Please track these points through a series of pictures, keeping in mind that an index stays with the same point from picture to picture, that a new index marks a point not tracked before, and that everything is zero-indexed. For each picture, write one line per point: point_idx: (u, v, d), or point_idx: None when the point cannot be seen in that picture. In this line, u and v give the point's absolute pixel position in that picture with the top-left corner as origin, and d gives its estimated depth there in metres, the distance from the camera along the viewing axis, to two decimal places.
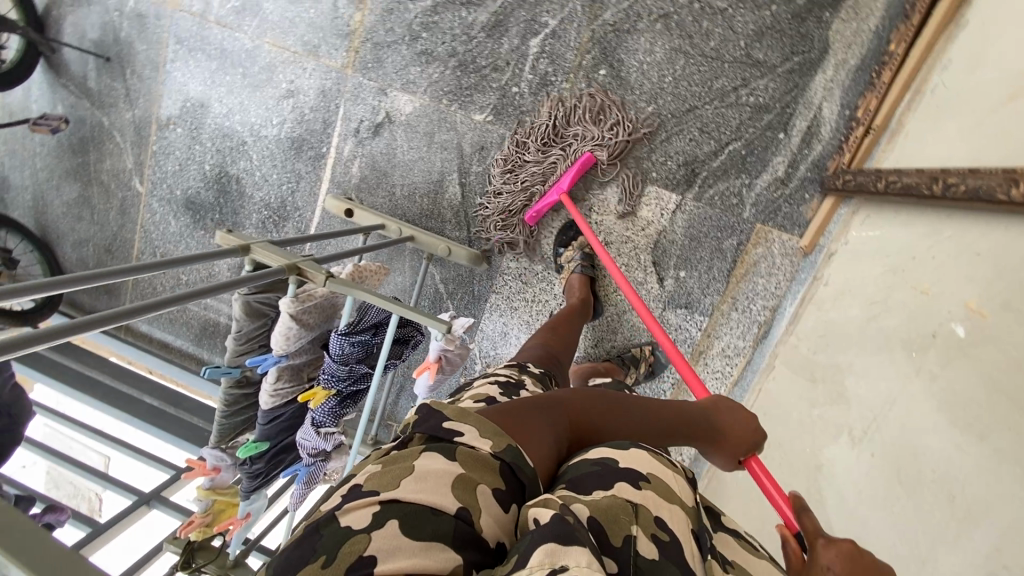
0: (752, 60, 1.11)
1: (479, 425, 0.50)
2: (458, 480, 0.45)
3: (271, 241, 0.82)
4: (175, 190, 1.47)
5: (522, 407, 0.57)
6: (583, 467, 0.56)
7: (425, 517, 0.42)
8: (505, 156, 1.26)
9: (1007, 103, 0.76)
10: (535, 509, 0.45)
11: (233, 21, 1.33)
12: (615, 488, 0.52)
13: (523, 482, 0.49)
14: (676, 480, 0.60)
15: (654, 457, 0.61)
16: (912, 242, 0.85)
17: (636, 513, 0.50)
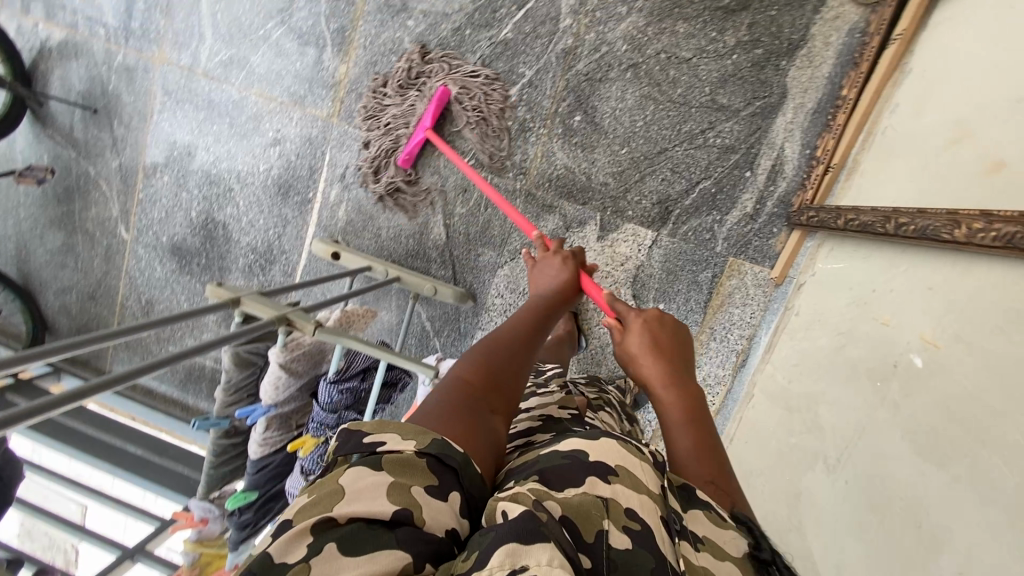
0: (716, 104, 1.18)
1: (400, 431, 0.52)
2: (390, 487, 0.46)
3: (260, 292, 0.84)
4: (161, 237, 1.48)
5: (448, 407, 0.59)
6: (554, 462, 0.59)
7: (362, 533, 0.43)
8: (365, 103, 1.31)
9: (949, 147, 0.83)
10: (503, 502, 0.49)
11: (221, 74, 1.37)
12: (585, 486, 0.54)
13: (454, 467, 0.50)
14: (643, 468, 0.60)
15: (624, 447, 0.61)
16: (873, 275, 0.90)
17: (606, 507, 0.53)
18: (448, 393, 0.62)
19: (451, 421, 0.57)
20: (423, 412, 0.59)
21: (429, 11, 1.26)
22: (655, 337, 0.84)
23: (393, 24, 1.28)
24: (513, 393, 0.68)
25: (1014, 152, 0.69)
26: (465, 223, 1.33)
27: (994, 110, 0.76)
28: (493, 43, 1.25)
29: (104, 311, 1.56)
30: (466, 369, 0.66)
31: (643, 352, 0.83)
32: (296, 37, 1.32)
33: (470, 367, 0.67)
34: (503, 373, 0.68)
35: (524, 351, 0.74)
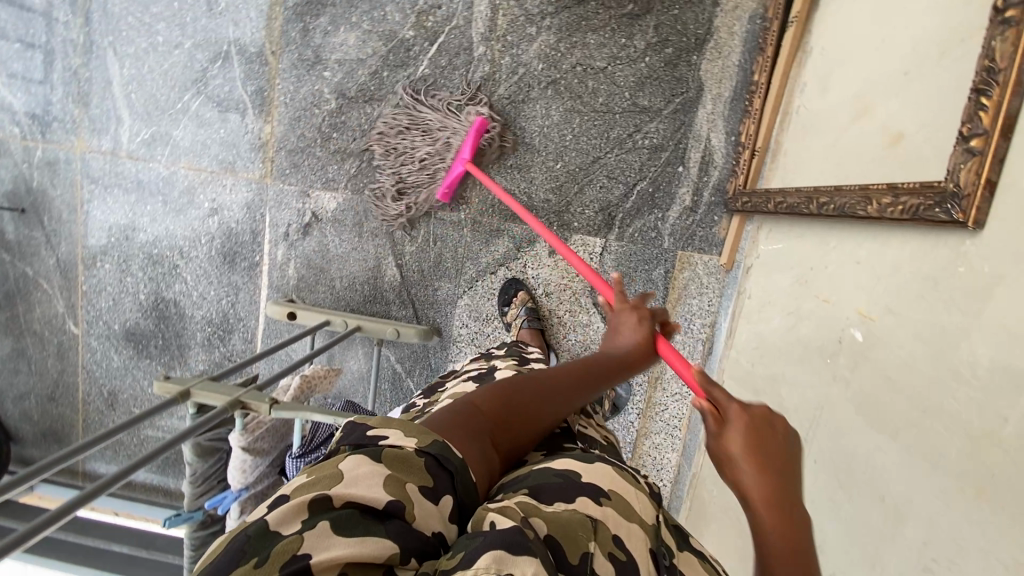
0: (639, 107, 1.21)
1: (404, 427, 0.51)
2: (387, 477, 0.46)
3: (211, 377, 0.83)
4: (113, 325, 1.44)
5: (454, 420, 0.58)
6: (547, 477, 0.59)
7: (357, 518, 0.42)
8: (387, 134, 1.27)
9: (855, 122, 0.86)
10: (492, 514, 0.48)
11: (146, 153, 1.34)
12: (575, 504, 0.55)
13: (451, 471, 0.50)
14: (638, 497, 0.62)
15: (618, 473, 0.64)
16: (808, 254, 0.93)
17: (595, 529, 0.52)
18: (459, 409, 0.61)
19: (453, 433, 0.55)
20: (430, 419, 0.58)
21: (343, 59, 1.25)
22: (762, 440, 0.55)
23: (310, 78, 1.27)
24: (515, 438, 0.64)
25: (911, 123, 0.72)
26: (417, 260, 1.33)
27: (888, 82, 0.79)
28: (413, 81, 1.25)
29: (67, 410, 1.51)
30: (486, 396, 0.65)
31: (743, 456, 0.54)
32: (215, 105, 1.30)
33: (490, 396, 0.65)
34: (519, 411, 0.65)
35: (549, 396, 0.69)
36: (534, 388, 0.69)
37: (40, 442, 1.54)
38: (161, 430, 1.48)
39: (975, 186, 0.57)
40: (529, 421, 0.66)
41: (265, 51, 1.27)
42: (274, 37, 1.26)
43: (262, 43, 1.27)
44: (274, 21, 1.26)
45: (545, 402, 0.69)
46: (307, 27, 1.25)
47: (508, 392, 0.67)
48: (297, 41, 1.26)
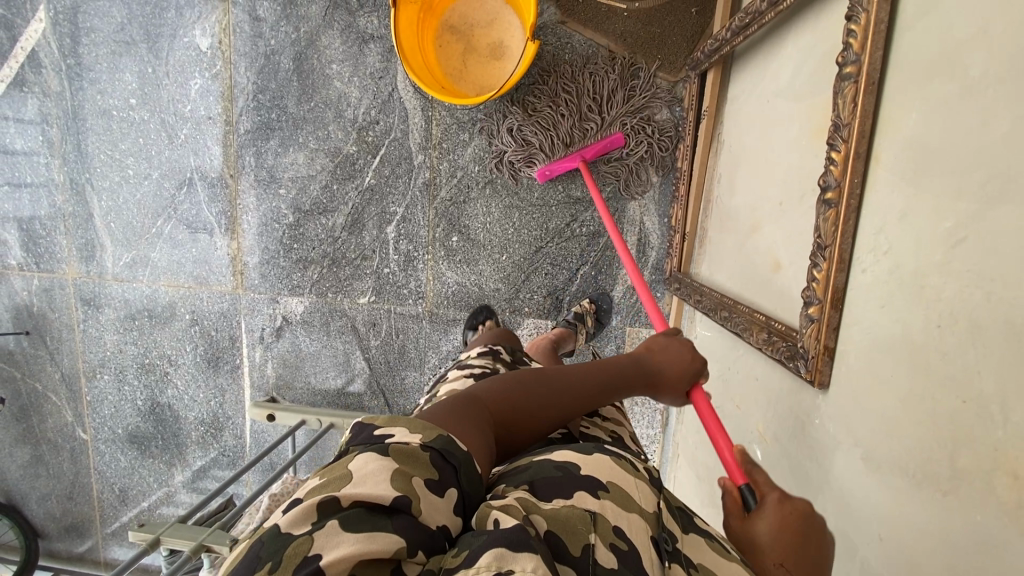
0: (573, 198, 1.27)
1: (409, 424, 0.50)
2: (394, 472, 0.44)
3: (181, 520, 0.93)
4: (117, 429, 1.56)
5: (458, 409, 0.57)
6: (545, 470, 0.54)
7: (364, 514, 0.41)
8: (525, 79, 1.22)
9: (750, 232, 0.90)
10: (496, 512, 0.45)
11: (129, 274, 1.46)
12: (573, 499, 0.49)
13: (453, 464, 0.48)
14: (638, 485, 0.55)
15: (618, 462, 0.57)
16: (725, 352, 0.97)
17: (594, 523, 0.47)
18: (465, 400, 0.60)
19: (456, 424, 0.54)
20: (431, 407, 0.56)
21: (295, 177, 1.34)
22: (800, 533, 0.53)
23: (268, 196, 1.36)
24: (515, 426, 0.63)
25: (785, 251, 0.76)
26: (383, 352, 1.40)
27: (771, 203, 0.83)
28: (361, 191, 1.33)
29: (84, 507, 1.64)
30: (493, 392, 0.64)
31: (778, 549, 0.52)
32: (185, 227, 1.41)
33: (500, 391, 0.64)
34: (526, 409, 0.65)
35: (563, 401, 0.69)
36: (543, 394, 0.68)
37: (64, 537, 1.67)
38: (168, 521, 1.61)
39: (816, 349, 0.61)
40: (535, 427, 0.65)
41: (224, 174, 1.37)
42: (231, 162, 1.36)
43: (220, 168, 1.36)
44: (230, 147, 1.35)
45: (551, 404, 0.68)
46: (260, 149, 1.34)
47: (518, 390, 0.66)
48: (253, 164, 1.35)
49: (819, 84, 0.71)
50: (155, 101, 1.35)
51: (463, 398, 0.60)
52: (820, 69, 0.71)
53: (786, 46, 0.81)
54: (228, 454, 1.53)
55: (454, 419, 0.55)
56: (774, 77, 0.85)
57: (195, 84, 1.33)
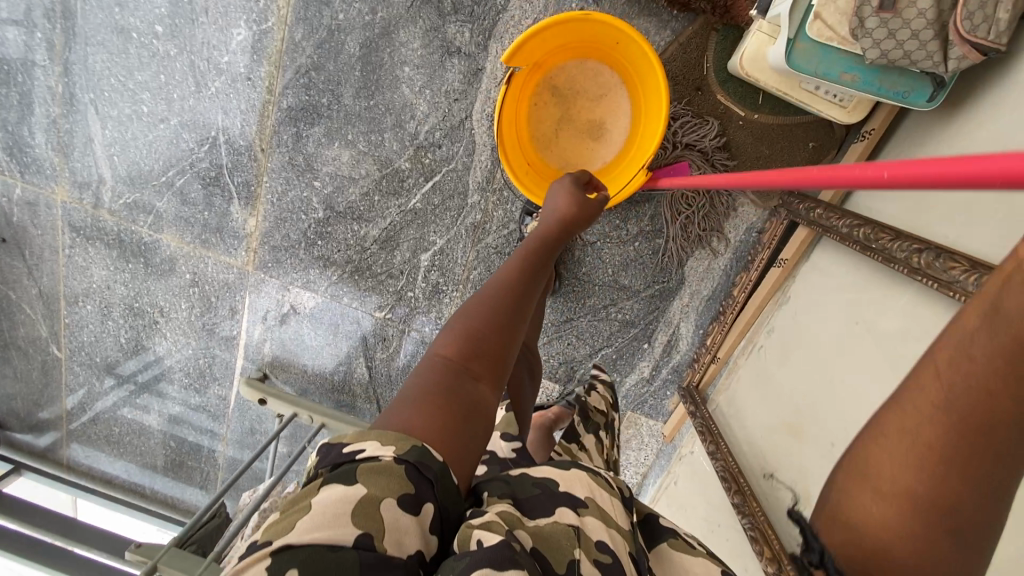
0: (618, 285, 1.23)
1: (381, 437, 0.54)
2: (356, 509, 0.49)
3: (176, 546, 0.97)
4: (95, 357, 1.51)
5: (422, 391, 0.59)
6: (527, 489, 0.66)
7: (324, 557, 0.46)
8: None
9: (788, 428, 0.94)
10: (477, 531, 0.53)
11: (128, 216, 1.32)
12: (556, 515, 0.62)
13: (430, 479, 0.52)
14: (612, 503, 0.68)
15: (594, 480, 0.70)
16: (720, 506, 1.08)
17: (578, 537, 0.60)
18: (423, 376, 0.61)
19: (425, 412, 0.56)
20: (397, 403, 0.58)
21: (334, 174, 1.22)
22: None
23: (299, 183, 1.23)
24: (491, 354, 0.64)
25: (814, 489, 0.84)
26: (386, 366, 1.39)
27: (821, 428, 0.86)
28: (403, 211, 1.23)
29: (51, 414, 1.62)
30: (445, 344, 0.64)
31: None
32: (200, 185, 1.26)
33: (456, 340, 0.64)
34: (483, 335, 0.65)
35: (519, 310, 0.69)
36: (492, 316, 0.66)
37: (27, 433, 1.67)
38: (139, 446, 1.64)
39: None
40: (508, 340, 0.66)
41: (254, 146, 1.21)
42: (265, 136, 1.20)
43: (250, 138, 1.21)
44: (266, 119, 1.18)
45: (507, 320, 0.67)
46: (300, 133, 1.19)
47: (469, 325, 0.65)
48: (289, 145, 1.20)
49: None
50: (186, 39, 1.14)
51: (424, 374, 0.61)
52: None
53: (904, 297, 0.78)
54: (210, 410, 1.54)
55: (419, 402, 0.57)
56: (875, 309, 0.82)
57: (238, 34, 1.13)
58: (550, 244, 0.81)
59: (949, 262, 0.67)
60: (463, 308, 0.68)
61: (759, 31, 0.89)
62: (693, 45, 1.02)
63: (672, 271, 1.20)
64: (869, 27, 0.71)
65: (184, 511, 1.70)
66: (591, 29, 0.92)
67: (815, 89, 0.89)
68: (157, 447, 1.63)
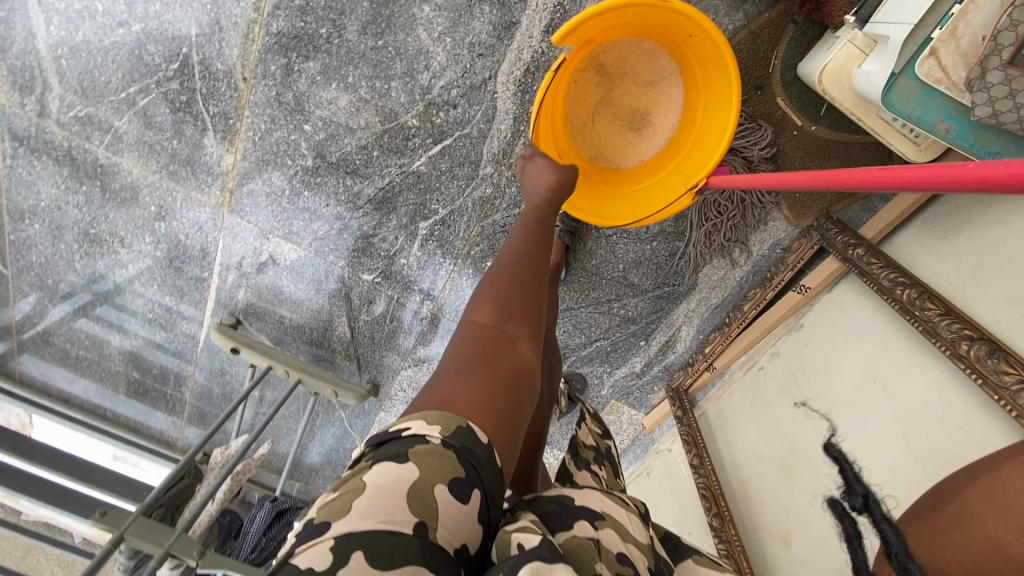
0: (627, 282, 1.16)
1: (427, 417, 0.57)
2: (411, 492, 0.51)
3: (144, 515, 0.92)
4: (47, 281, 1.33)
5: (466, 362, 0.63)
6: (543, 505, 0.63)
7: (386, 542, 0.47)
8: None
9: (778, 463, 0.94)
10: (515, 534, 0.53)
11: (80, 132, 1.11)
12: (575, 529, 0.58)
13: (475, 463, 0.55)
14: (630, 519, 0.65)
15: (609, 496, 0.67)
16: (691, 515, 1.13)
17: (598, 549, 0.55)
18: (465, 352, 0.65)
19: (474, 382, 0.61)
20: (442, 379, 0.62)
21: (328, 119, 1.07)
22: None
23: (286, 124, 1.08)
24: (522, 314, 0.69)
25: (796, 532, 0.87)
26: (370, 328, 1.34)
27: (814, 476, 0.87)
28: (404, 171, 1.12)
29: None
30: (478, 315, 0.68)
31: None
32: (168, 109, 1.08)
33: (488, 308, 0.69)
34: (511, 298, 0.70)
35: (541, 275, 0.74)
36: (517, 282, 0.71)
37: None
38: (98, 375, 1.53)
39: None
40: (536, 298, 0.72)
41: (235, 73, 1.03)
42: (249, 66, 1.02)
43: (232, 64, 1.02)
44: (252, 44, 1.00)
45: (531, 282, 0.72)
46: (292, 66, 1.02)
47: (498, 294, 0.70)
48: (277, 78, 1.03)
49: (937, 470, 0.71)
50: None
51: (465, 348, 0.66)
52: (947, 460, 0.70)
53: (934, 373, 0.75)
54: (176, 346, 1.47)
55: (463, 373, 0.62)
56: (897, 373, 0.80)
57: None
58: (541, 222, 0.80)
59: (1002, 363, 0.65)
60: (485, 282, 0.72)
61: (851, 42, 0.79)
62: (764, 37, 0.89)
63: (684, 277, 1.15)
64: (989, 81, 0.63)
65: (150, 437, 1.67)
66: (661, 13, 0.81)
67: (891, 120, 0.80)
68: (120, 375, 1.53)
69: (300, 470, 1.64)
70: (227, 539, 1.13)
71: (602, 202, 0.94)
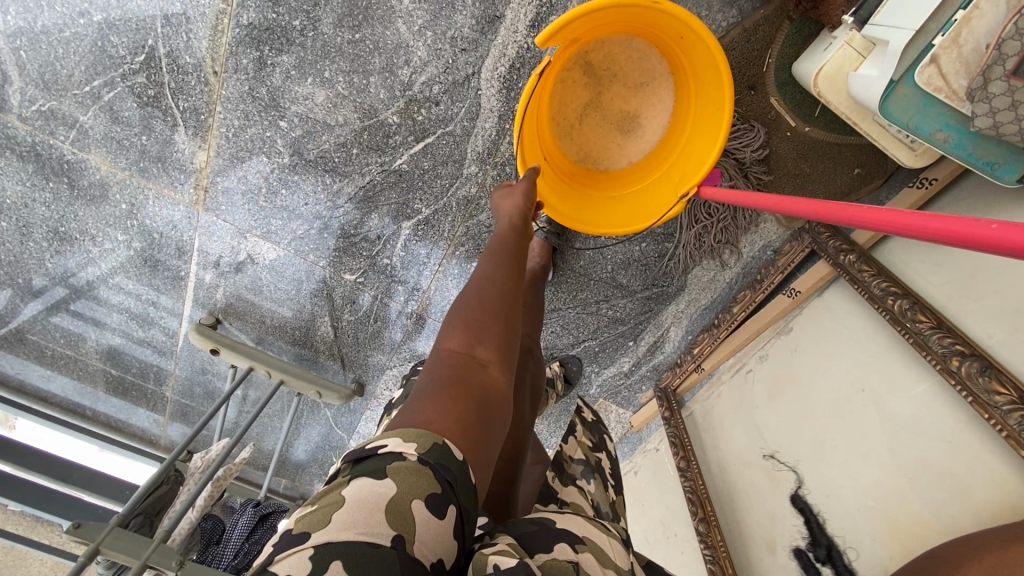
0: (615, 282, 1.14)
1: (403, 434, 0.55)
2: (390, 505, 0.49)
3: (120, 526, 0.89)
4: (16, 279, 1.28)
5: (437, 387, 0.60)
6: (524, 526, 0.61)
7: (363, 552, 0.45)
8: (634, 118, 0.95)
9: (764, 469, 0.94)
10: (493, 557, 0.51)
11: (42, 126, 1.05)
12: (555, 551, 0.55)
13: (450, 479, 0.53)
14: (611, 544, 0.63)
15: (591, 522, 0.66)
16: (677, 517, 1.13)
17: (578, 572, 0.53)
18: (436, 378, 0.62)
19: (446, 408, 0.58)
20: (412, 406, 0.59)
21: (305, 116, 1.02)
22: None
23: (261, 120, 1.03)
24: (495, 335, 0.67)
25: (780, 538, 0.87)
26: (353, 328, 1.31)
27: (801, 484, 0.86)
28: (385, 170, 1.08)
29: None
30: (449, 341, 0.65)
31: None
32: (135, 103, 1.02)
33: (459, 330, 0.66)
34: (483, 320, 0.67)
35: (514, 292, 0.72)
36: (488, 304, 0.69)
37: None
38: (75, 373, 1.48)
39: None
40: (508, 319, 0.69)
41: (205, 67, 0.98)
42: (220, 59, 0.97)
43: (202, 56, 0.97)
44: (222, 36, 0.95)
45: (502, 303, 0.70)
46: (264, 60, 0.97)
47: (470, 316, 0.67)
48: (249, 72, 0.98)
49: (925, 487, 0.71)
50: None
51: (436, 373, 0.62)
52: (934, 476, 0.70)
53: (923, 386, 0.74)
54: (155, 345, 1.44)
55: (435, 399, 0.59)
56: (886, 385, 0.78)
57: None
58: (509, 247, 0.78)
59: (993, 382, 0.64)
60: (456, 303, 0.70)
61: (849, 44, 0.77)
62: (758, 34, 0.86)
63: (673, 278, 1.13)
64: (992, 92, 0.61)
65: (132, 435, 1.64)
66: (646, 14, 0.79)
67: (886, 125, 0.78)
68: (98, 374, 1.49)
69: (286, 468, 1.62)
70: (209, 544, 1.09)
71: (597, 211, 0.93)
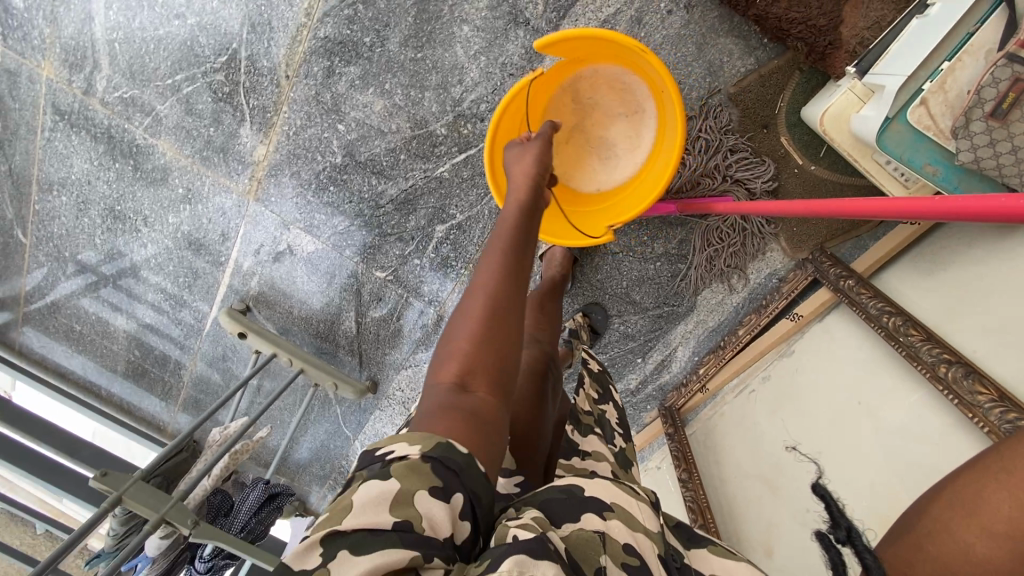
0: (628, 298, 1.22)
1: (410, 438, 0.51)
2: (394, 496, 0.46)
3: (142, 479, 0.93)
4: (64, 253, 1.36)
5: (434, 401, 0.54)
6: (552, 491, 0.62)
7: (368, 540, 0.44)
8: None
9: (763, 479, 0.98)
10: (513, 529, 0.50)
11: (122, 112, 1.17)
12: (581, 521, 0.58)
13: (457, 470, 0.49)
14: (639, 507, 0.64)
15: (618, 486, 0.66)
16: None
17: (604, 543, 0.56)
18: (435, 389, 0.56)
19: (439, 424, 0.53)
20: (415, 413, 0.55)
21: (361, 121, 1.14)
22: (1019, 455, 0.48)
23: (321, 121, 1.14)
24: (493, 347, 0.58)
25: (779, 542, 0.90)
26: (375, 325, 1.37)
27: (800, 491, 0.90)
28: (427, 176, 1.18)
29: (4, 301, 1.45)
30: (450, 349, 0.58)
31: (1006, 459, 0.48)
32: (210, 98, 1.14)
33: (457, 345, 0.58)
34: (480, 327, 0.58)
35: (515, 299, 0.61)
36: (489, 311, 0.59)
37: None
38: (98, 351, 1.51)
39: None
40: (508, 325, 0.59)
41: (279, 71, 1.11)
42: (293, 65, 1.10)
43: (278, 62, 1.10)
44: (298, 47, 1.09)
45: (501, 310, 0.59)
46: (333, 70, 1.10)
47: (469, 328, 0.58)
48: (318, 78, 1.11)
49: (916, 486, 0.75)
50: None
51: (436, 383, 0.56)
52: (923, 476, 0.75)
53: (914, 396, 0.80)
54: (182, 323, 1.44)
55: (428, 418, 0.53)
56: (882, 398, 0.84)
57: None
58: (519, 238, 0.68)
59: (976, 384, 0.71)
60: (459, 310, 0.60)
61: (851, 90, 0.89)
62: (772, 81, 0.99)
63: (682, 299, 1.21)
64: (972, 130, 0.72)
65: None
66: (619, 48, 0.93)
67: (884, 162, 0.88)
68: (119, 353, 1.51)
69: (288, 465, 1.63)
70: (217, 516, 1.11)
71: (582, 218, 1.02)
